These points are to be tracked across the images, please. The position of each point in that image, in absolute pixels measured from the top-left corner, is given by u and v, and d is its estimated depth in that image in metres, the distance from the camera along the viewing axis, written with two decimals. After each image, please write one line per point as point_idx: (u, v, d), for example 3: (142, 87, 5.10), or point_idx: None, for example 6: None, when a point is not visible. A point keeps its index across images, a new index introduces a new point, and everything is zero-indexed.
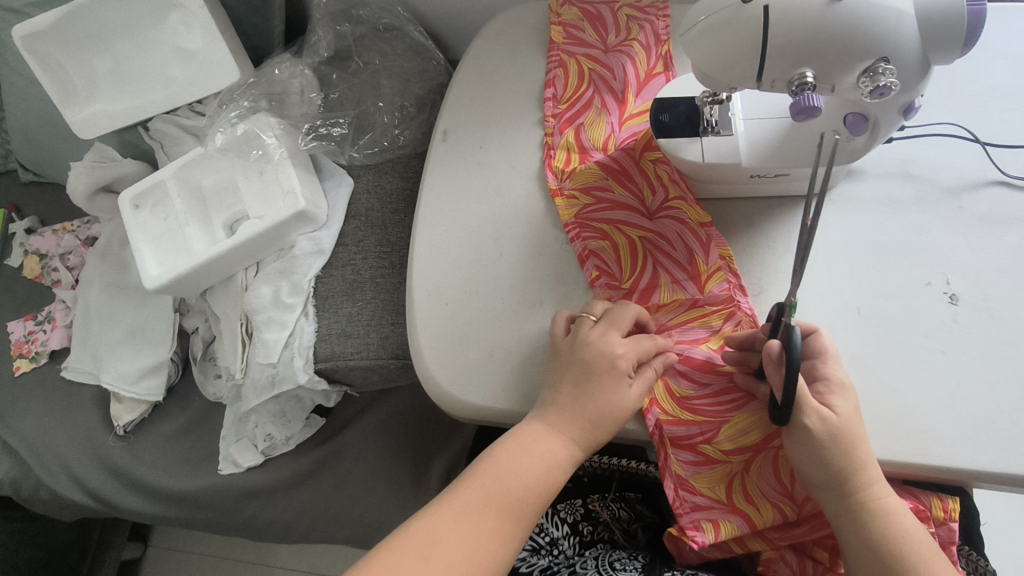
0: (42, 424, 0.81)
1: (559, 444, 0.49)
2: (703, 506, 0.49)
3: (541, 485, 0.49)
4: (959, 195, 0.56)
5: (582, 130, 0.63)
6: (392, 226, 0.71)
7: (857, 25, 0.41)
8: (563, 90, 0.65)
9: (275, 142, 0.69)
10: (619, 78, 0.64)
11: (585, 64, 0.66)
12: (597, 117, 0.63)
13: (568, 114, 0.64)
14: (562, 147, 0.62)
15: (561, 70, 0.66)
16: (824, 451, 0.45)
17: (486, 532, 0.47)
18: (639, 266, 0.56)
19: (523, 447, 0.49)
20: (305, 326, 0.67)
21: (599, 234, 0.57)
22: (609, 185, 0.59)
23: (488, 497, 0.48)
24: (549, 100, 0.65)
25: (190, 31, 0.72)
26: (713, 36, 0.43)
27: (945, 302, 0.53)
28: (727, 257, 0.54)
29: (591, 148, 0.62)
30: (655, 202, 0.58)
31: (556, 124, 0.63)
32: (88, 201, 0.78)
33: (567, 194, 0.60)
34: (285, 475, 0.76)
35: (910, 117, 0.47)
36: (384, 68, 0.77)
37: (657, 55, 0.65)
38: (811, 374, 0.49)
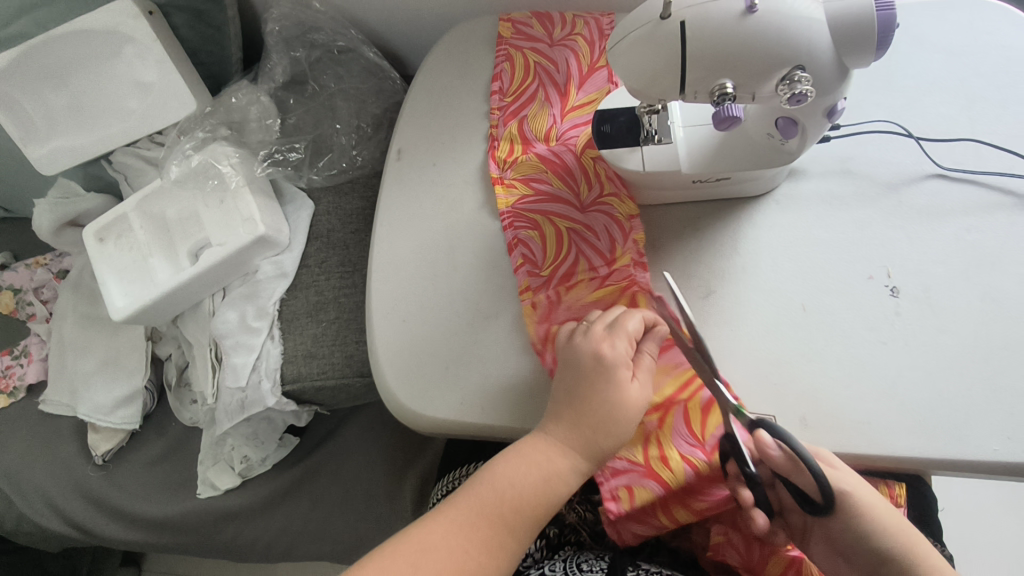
0: (22, 458, 0.81)
1: (561, 454, 0.48)
2: (620, 470, 0.50)
3: (540, 498, 0.48)
4: (897, 189, 0.58)
5: (525, 123, 0.65)
6: (354, 245, 0.72)
7: (768, 37, 0.42)
8: (509, 83, 0.67)
9: (230, 171, 0.70)
10: (562, 71, 0.67)
11: (531, 57, 0.68)
12: (540, 110, 0.65)
13: (513, 106, 0.66)
14: (505, 138, 0.65)
15: (508, 64, 0.68)
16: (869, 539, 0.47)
17: (477, 544, 0.47)
18: (564, 254, 0.58)
19: (521, 458, 0.49)
20: (271, 349, 0.68)
21: (531, 224, 0.60)
22: (548, 177, 0.61)
23: (484, 509, 0.48)
24: (495, 94, 0.67)
25: (146, 63, 0.72)
26: (636, 52, 0.44)
27: (886, 295, 0.54)
28: (641, 242, 0.57)
29: (533, 139, 0.64)
30: (589, 195, 0.60)
31: (501, 117, 0.66)
32: (56, 236, 0.79)
33: (507, 183, 0.62)
34: (262, 496, 0.76)
35: (837, 119, 0.48)
36: (340, 90, 0.78)
37: (600, 50, 0.67)
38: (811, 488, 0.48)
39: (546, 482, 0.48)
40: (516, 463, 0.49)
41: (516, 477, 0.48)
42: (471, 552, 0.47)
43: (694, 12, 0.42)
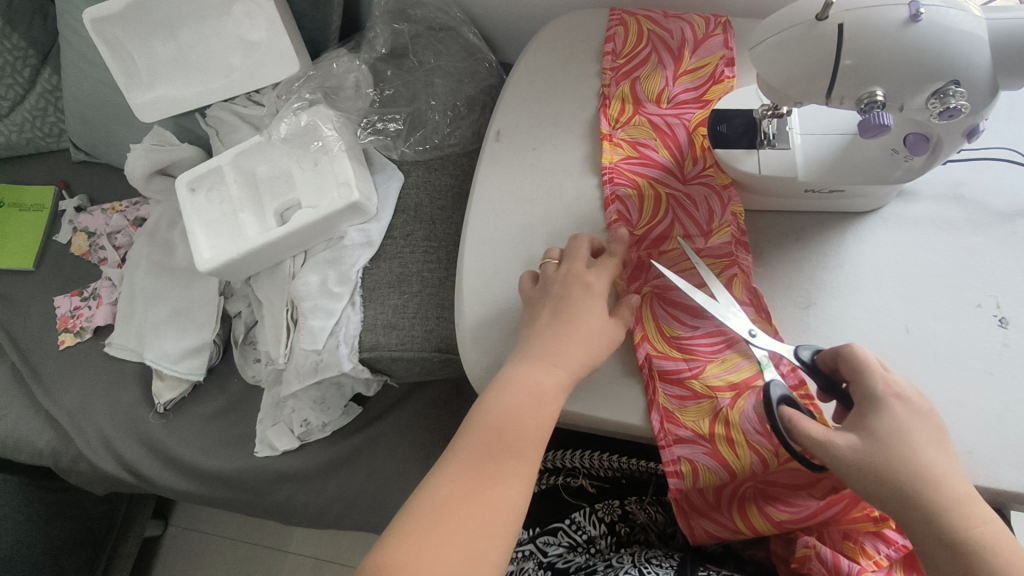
0: (86, 397, 0.83)
1: (550, 379, 0.47)
2: (685, 442, 0.49)
3: (540, 423, 0.46)
4: (1011, 220, 0.57)
5: (638, 84, 0.64)
6: (440, 221, 0.72)
7: (929, 48, 0.41)
8: (622, 45, 0.66)
9: (334, 135, 0.71)
10: (677, 37, 0.65)
11: (645, 23, 0.67)
12: (653, 72, 0.64)
13: (625, 68, 0.65)
14: (617, 98, 0.64)
15: (621, 27, 0.67)
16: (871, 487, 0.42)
17: (497, 478, 0.44)
18: (660, 215, 0.58)
19: (514, 391, 0.47)
20: (351, 316, 0.68)
21: (630, 183, 0.59)
22: (656, 144, 0.61)
23: (487, 447, 0.45)
24: (609, 55, 0.66)
25: (254, 22, 0.74)
26: (785, 51, 0.44)
27: (995, 325, 0.53)
28: (738, 214, 0.56)
29: (643, 101, 0.64)
30: (692, 168, 0.59)
31: (613, 77, 0.65)
32: (145, 182, 0.82)
33: (616, 140, 0.62)
34: (320, 460, 0.78)
35: (973, 140, 0.48)
36: (438, 67, 0.78)
37: (716, 24, 0.65)
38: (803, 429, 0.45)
39: (537, 401, 0.46)
40: (509, 395, 0.46)
41: (511, 406, 0.46)
42: (487, 492, 0.43)
43: (857, 15, 0.41)
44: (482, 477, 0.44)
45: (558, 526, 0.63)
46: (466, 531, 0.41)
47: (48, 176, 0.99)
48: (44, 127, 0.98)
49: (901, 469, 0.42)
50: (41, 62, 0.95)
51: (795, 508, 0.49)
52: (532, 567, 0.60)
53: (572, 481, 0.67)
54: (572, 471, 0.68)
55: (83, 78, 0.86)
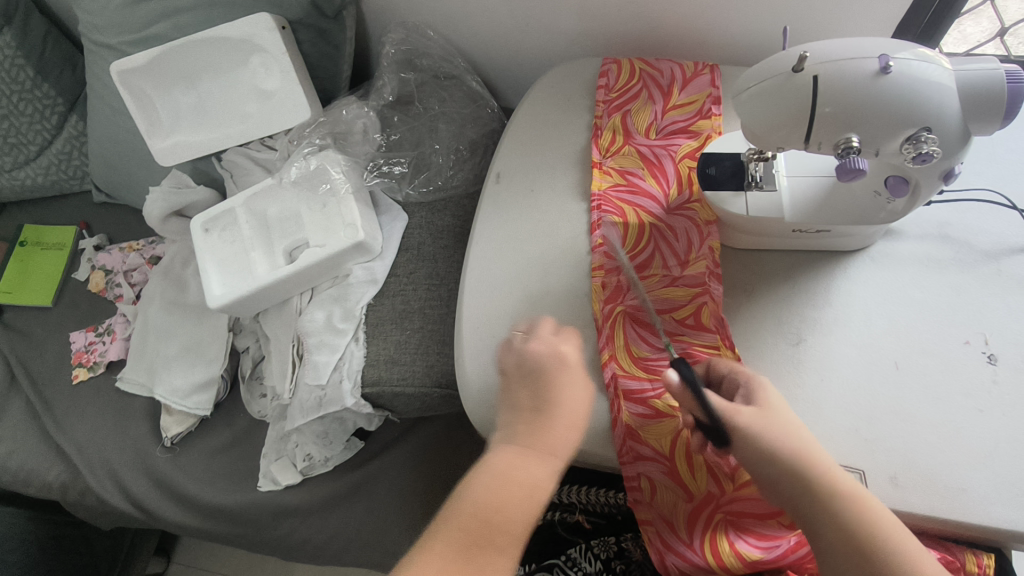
0: (95, 430, 0.85)
1: (536, 469, 0.46)
2: (647, 459, 0.52)
3: (529, 510, 0.45)
4: (996, 259, 0.58)
5: (629, 116, 0.67)
6: (442, 259, 0.75)
7: (901, 97, 0.44)
8: (615, 80, 0.70)
9: (342, 177, 0.75)
10: (667, 76, 0.68)
11: (637, 63, 0.70)
12: (644, 106, 0.67)
13: (616, 103, 0.68)
14: (608, 128, 0.67)
15: (615, 66, 0.70)
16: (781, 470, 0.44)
17: (476, 573, 0.42)
18: (642, 245, 0.60)
19: (496, 476, 0.46)
20: (355, 351, 0.70)
21: (616, 211, 0.62)
22: (643, 174, 0.64)
23: (467, 534, 0.44)
24: (602, 89, 0.69)
25: (269, 73, 0.78)
26: (764, 100, 0.46)
27: (984, 362, 0.54)
28: (716, 250, 0.59)
29: (633, 133, 0.66)
30: (675, 199, 0.62)
31: (605, 109, 0.68)
32: (161, 222, 0.85)
33: (606, 168, 0.65)
34: (322, 495, 0.79)
35: (951, 182, 0.49)
36: (442, 113, 0.82)
37: (704, 66, 0.69)
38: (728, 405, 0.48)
39: (525, 490, 0.45)
40: (492, 481, 0.45)
41: (497, 495, 0.45)
42: None
43: (830, 67, 0.44)
44: (464, 568, 0.42)
45: (554, 562, 0.63)
46: None
47: (70, 217, 1.03)
48: (69, 169, 1.03)
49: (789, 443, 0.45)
50: (68, 109, 1.01)
51: (766, 542, 0.50)
52: None
53: (569, 517, 0.68)
54: (568, 506, 0.69)
55: (108, 125, 0.91)
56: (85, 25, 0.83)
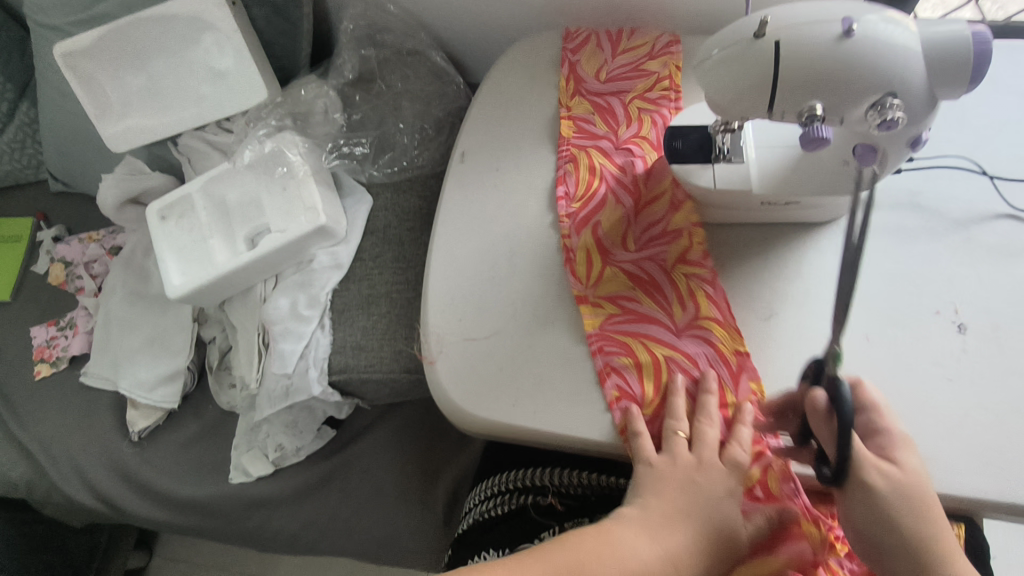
0: (59, 427, 0.82)
1: (649, 554, 0.45)
2: None
3: None
4: (967, 227, 0.57)
5: (600, 231, 0.59)
6: (409, 242, 0.73)
7: (865, 61, 0.42)
8: (575, 187, 0.62)
9: (299, 160, 0.72)
10: (630, 172, 0.61)
11: (594, 158, 0.63)
12: (614, 214, 0.60)
13: (583, 213, 0.60)
14: (581, 250, 0.59)
15: (572, 165, 0.63)
16: (885, 513, 0.42)
17: None
18: (664, 388, 0.52)
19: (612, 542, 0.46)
20: (320, 338, 0.68)
21: (622, 348, 0.54)
22: (637, 296, 0.56)
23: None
24: (562, 200, 0.61)
25: (222, 51, 0.75)
26: (726, 69, 0.45)
27: (954, 331, 0.53)
28: (759, 393, 0.51)
29: (610, 247, 0.59)
30: (684, 318, 0.54)
31: (572, 225, 0.60)
32: (117, 211, 0.82)
33: (592, 302, 0.56)
34: (295, 485, 0.78)
35: (918, 149, 0.48)
36: (406, 91, 0.80)
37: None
38: (868, 432, 0.46)
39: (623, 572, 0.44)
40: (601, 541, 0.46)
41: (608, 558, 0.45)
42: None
43: (791, 32, 0.42)
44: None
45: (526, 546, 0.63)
46: None
47: (27, 208, 1.00)
48: (23, 159, 0.99)
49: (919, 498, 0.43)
50: (18, 96, 0.97)
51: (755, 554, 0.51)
52: None
53: (541, 500, 0.66)
54: (541, 489, 0.67)
55: (59, 110, 0.87)
56: (27, 6, 0.79)
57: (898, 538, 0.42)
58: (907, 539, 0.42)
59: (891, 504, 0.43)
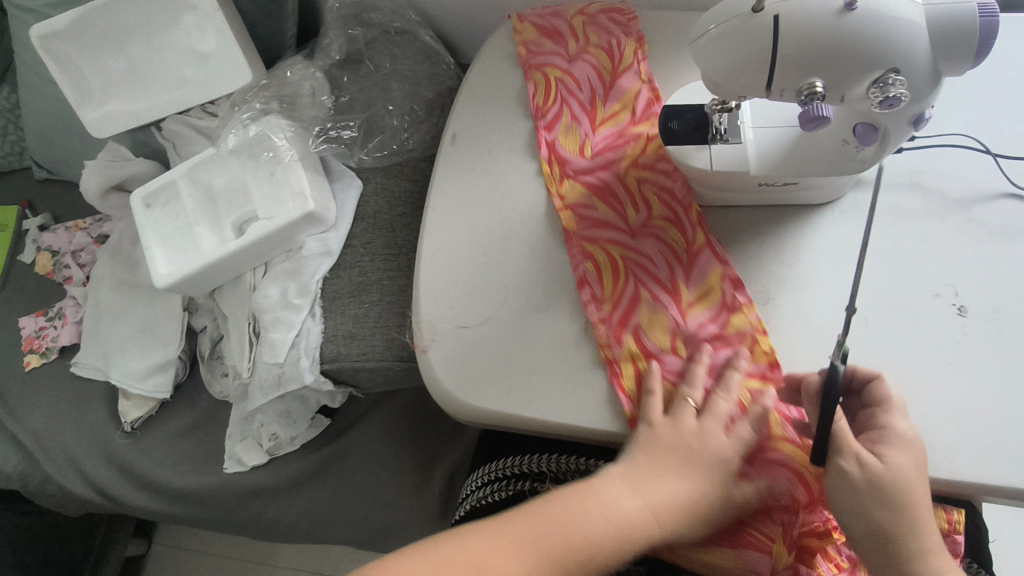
0: (51, 418, 0.82)
1: (636, 509, 0.46)
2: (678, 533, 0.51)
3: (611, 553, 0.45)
4: (969, 207, 0.56)
5: (642, 334, 0.53)
6: (400, 228, 0.71)
7: (867, 36, 0.41)
8: (601, 288, 0.55)
9: (285, 144, 0.70)
10: (660, 267, 0.55)
11: (615, 253, 0.56)
12: (655, 314, 0.53)
13: (617, 316, 0.53)
14: (625, 357, 0.52)
15: (590, 263, 0.55)
16: (867, 502, 0.44)
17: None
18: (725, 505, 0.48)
19: (634, 487, 0.47)
20: (311, 327, 0.67)
21: None
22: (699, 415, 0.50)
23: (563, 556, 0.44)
24: (591, 304, 0.54)
25: (204, 33, 0.73)
26: (723, 45, 0.43)
27: (953, 314, 0.52)
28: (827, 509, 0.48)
29: (659, 353, 0.52)
30: (755, 437, 0.49)
31: (610, 331, 0.53)
32: (101, 199, 0.80)
33: None
34: (290, 474, 0.77)
35: (921, 128, 0.47)
36: (395, 71, 0.77)
37: (693, 230, 0.56)
38: (868, 423, 0.47)
39: (655, 512, 0.46)
40: (633, 494, 0.46)
41: (625, 507, 0.46)
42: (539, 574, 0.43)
43: (790, 6, 0.41)
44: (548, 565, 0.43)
45: None
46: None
47: (12, 196, 0.98)
48: (5, 146, 0.97)
49: (908, 500, 0.44)
50: None
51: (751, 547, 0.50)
52: None
53: (539, 486, 0.65)
54: (538, 476, 0.66)
55: (40, 95, 0.85)
56: None
57: (878, 528, 0.44)
58: (877, 529, 0.44)
59: (880, 506, 0.44)
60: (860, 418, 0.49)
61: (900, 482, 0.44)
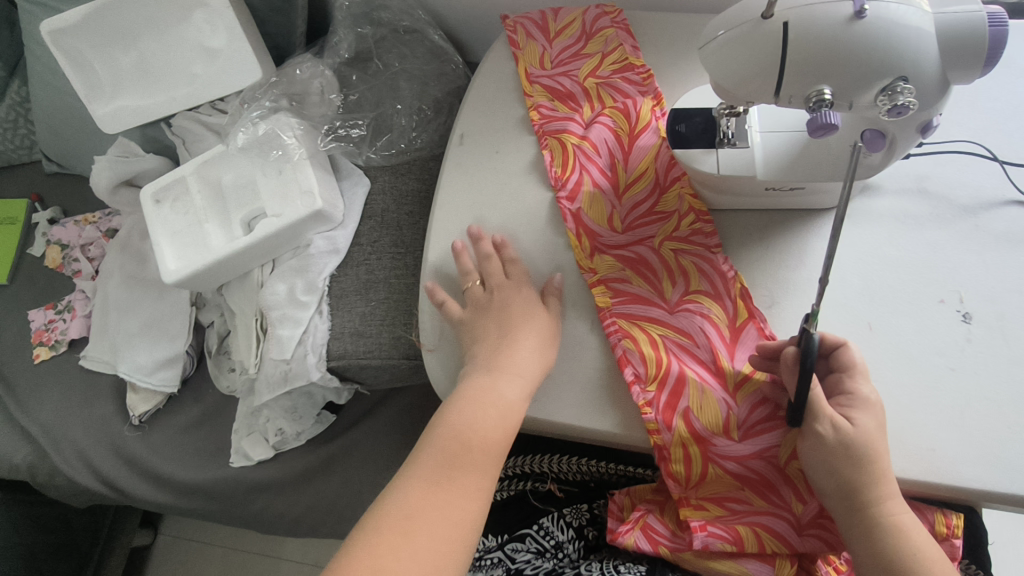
0: (60, 410, 0.82)
1: (518, 397, 0.50)
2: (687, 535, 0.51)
3: (496, 439, 0.49)
4: (976, 214, 0.56)
5: (692, 417, 0.49)
6: (407, 227, 0.72)
7: (875, 45, 0.41)
8: (643, 365, 0.51)
9: (294, 142, 0.70)
10: (703, 346, 0.51)
11: (654, 331, 0.52)
12: (703, 395, 0.50)
13: (664, 398, 0.50)
14: (675, 444, 0.49)
15: (629, 341, 0.52)
16: (835, 457, 0.45)
17: (461, 493, 0.47)
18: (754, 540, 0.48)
19: (472, 404, 0.49)
20: (319, 324, 0.67)
21: (729, 533, 0.49)
22: (750, 498, 0.49)
23: (449, 457, 0.48)
24: (633, 384, 0.51)
25: (215, 30, 0.74)
26: (731, 50, 0.43)
27: (958, 320, 0.52)
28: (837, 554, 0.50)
29: (710, 435, 0.49)
30: (807, 513, 0.48)
31: (657, 414, 0.50)
32: (112, 194, 0.81)
33: (694, 503, 0.50)
34: (296, 469, 0.78)
35: (928, 135, 0.47)
36: (403, 70, 0.78)
37: (733, 302, 0.53)
38: (835, 388, 0.48)
39: (500, 411, 0.49)
40: (466, 407, 0.49)
41: (475, 418, 0.49)
42: (455, 487, 0.47)
43: (800, 13, 0.41)
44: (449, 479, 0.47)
45: (526, 532, 0.63)
46: (435, 539, 0.45)
47: (22, 189, 0.99)
48: (16, 139, 0.98)
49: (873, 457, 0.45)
50: (9, 74, 0.95)
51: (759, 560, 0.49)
52: (500, 574, 0.60)
53: (540, 486, 0.67)
54: (540, 475, 0.67)
55: (51, 90, 0.86)
56: None
57: (847, 485, 0.45)
58: (842, 486, 0.45)
59: (850, 459, 0.45)
60: (826, 381, 0.49)
61: (866, 440, 0.45)
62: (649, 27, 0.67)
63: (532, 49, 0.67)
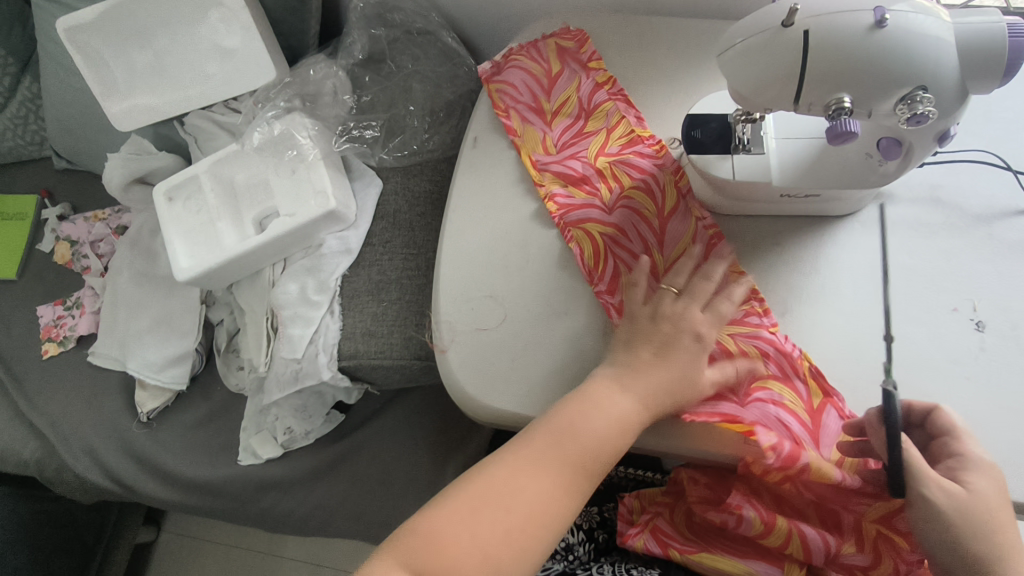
0: (68, 406, 0.83)
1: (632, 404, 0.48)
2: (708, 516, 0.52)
3: (608, 447, 0.47)
4: (989, 223, 0.56)
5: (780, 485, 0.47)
6: (419, 228, 0.72)
7: (896, 54, 0.41)
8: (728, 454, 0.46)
9: (309, 142, 0.71)
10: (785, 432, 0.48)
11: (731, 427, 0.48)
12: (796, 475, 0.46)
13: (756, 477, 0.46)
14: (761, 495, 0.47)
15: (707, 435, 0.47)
16: (954, 530, 0.43)
17: (549, 485, 0.46)
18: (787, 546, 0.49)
19: (597, 404, 0.48)
20: (330, 324, 0.68)
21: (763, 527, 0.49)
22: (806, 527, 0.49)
23: (557, 448, 0.47)
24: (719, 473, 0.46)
25: (230, 29, 0.74)
26: (751, 58, 0.43)
27: (971, 329, 0.52)
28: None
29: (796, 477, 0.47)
30: (855, 554, 0.48)
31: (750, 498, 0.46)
32: (123, 191, 0.81)
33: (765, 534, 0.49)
34: (304, 468, 0.78)
35: (946, 144, 0.47)
36: (416, 72, 0.78)
37: (804, 382, 0.49)
38: (940, 451, 0.45)
39: (619, 424, 0.47)
40: (591, 409, 0.47)
41: (595, 422, 0.47)
42: (545, 478, 0.46)
43: (821, 21, 0.41)
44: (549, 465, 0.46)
45: None
46: (509, 513, 0.45)
47: (31, 184, 0.99)
48: (26, 135, 0.98)
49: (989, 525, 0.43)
50: (21, 69, 0.95)
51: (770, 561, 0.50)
52: None
53: None
54: None
55: (63, 86, 0.86)
56: None
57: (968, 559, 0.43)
58: (966, 557, 0.43)
59: (967, 530, 0.43)
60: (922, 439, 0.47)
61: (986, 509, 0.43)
62: (664, 32, 0.67)
63: (531, 133, 0.63)
